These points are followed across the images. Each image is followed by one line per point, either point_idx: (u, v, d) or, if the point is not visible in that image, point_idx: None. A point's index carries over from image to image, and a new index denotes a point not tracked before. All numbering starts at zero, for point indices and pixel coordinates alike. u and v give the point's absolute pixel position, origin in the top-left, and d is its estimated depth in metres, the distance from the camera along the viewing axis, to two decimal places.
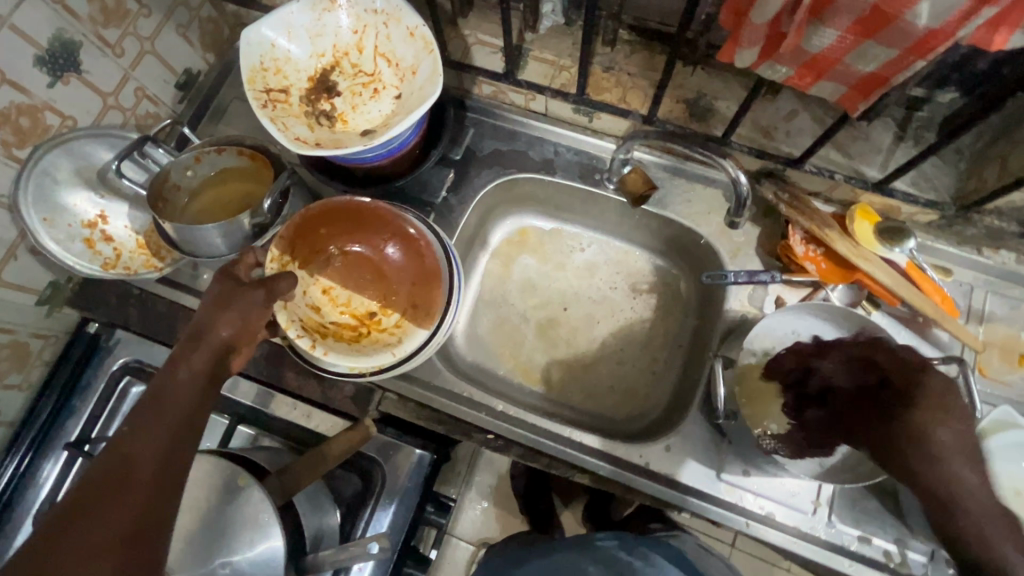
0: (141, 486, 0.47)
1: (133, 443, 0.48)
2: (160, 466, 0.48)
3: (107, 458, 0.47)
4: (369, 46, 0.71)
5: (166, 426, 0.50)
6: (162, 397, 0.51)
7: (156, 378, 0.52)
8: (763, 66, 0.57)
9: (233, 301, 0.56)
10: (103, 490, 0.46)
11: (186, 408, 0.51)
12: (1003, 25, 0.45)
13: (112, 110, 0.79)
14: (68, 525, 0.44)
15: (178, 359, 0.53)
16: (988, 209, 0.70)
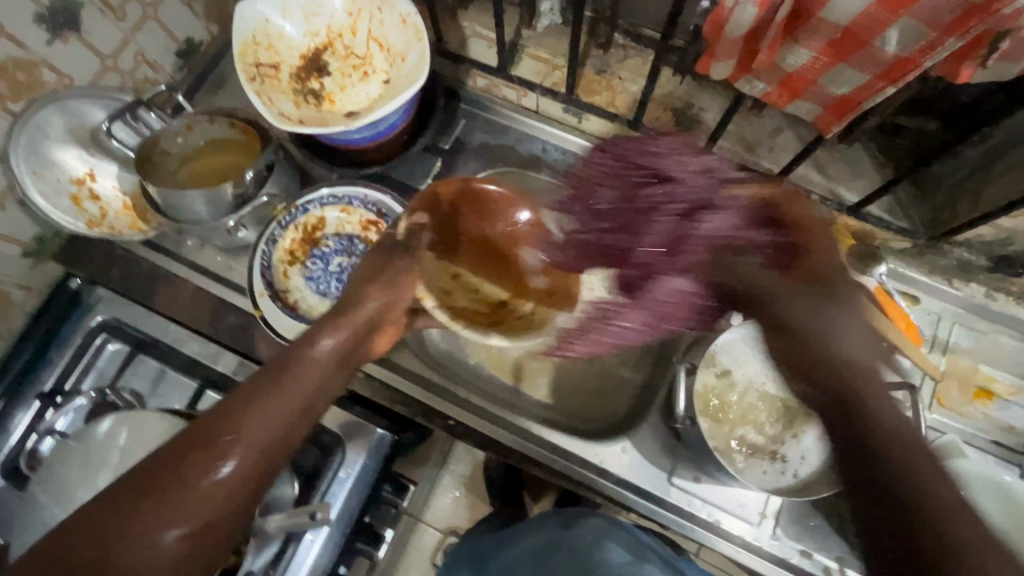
0: (254, 454, 0.52)
1: (253, 408, 0.54)
2: (271, 442, 0.54)
3: (224, 416, 0.53)
4: (363, 30, 0.72)
5: (287, 401, 0.56)
6: (295, 370, 0.58)
7: (294, 349, 0.60)
8: (741, 80, 0.58)
9: (389, 273, 0.69)
10: (212, 447, 0.51)
11: (318, 381, 0.59)
12: (967, 59, 0.47)
13: (110, 72, 0.81)
14: (203, 435, 0.52)
15: (312, 340, 0.61)
16: (958, 240, 0.71)
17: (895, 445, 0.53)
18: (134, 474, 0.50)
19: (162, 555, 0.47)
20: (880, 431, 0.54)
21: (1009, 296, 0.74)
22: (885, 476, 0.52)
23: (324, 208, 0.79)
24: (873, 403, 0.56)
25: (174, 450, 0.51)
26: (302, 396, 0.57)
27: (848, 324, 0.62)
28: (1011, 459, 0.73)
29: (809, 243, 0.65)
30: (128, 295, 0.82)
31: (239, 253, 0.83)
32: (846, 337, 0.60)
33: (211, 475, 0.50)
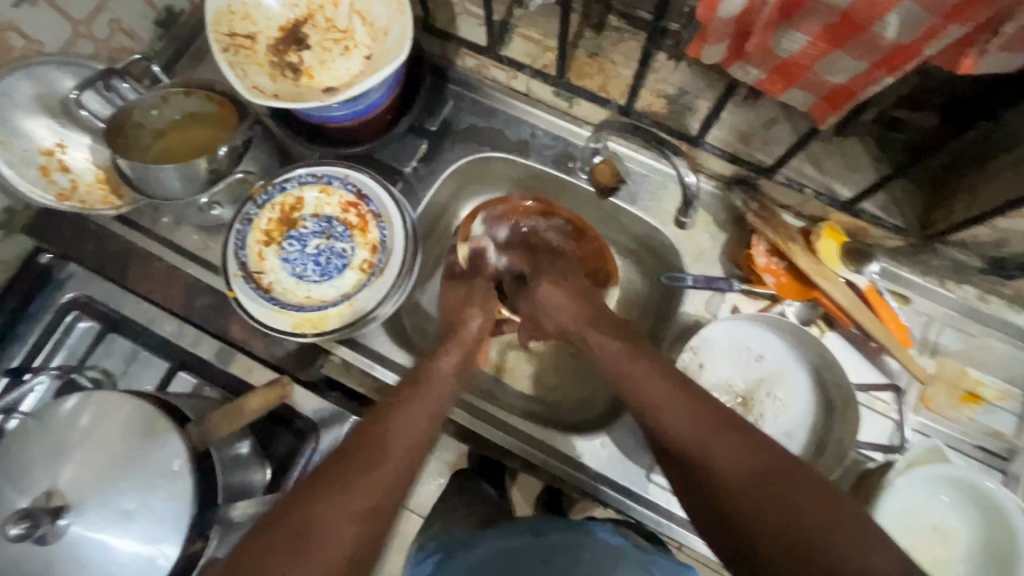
0: (404, 453, 0.59)
1: (398, 415, 0.62)
2: (413, 444, 0.60)
3: (381, 423, 0.61)
4: (345, 2, 0.69)
5: (425, 409, 0.63)
6: (425, 383, 0.66)
7: (423, 366, 0.68)
8: (734, 66, 0.55)
9: (474, 301, 0.77)
10: (375, 446, 0.58)
11: (436, 398, 0.65)
12: (971, 47, 0.44)
13: (82, 39, 0.78)
14: (351, 451, 0.57)
15: (436, 357, 0.70)
16: (953, 241, 0.69)
17: (763, 495, 0.49)
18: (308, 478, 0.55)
19: (341, 541, 0.51)
20: (739, 487, 0.51)
21: (1002, 299, 0.73)
22: (781, 531, 0.47)
23: (302, 188, 0.76)
24: (726, 459, 0.53)
25: (349, 449, 0.58)
26: (433, 405, 0.64)
27: (652, 384, 0.61)
28: (995, 465, 0.72)
29: (548, 267, 0.79)
30: (101, 271, 0.80)
31: (215, 231, 0.81)
32: (673, 404, 0.58)
33: (382, 468, 0.57)
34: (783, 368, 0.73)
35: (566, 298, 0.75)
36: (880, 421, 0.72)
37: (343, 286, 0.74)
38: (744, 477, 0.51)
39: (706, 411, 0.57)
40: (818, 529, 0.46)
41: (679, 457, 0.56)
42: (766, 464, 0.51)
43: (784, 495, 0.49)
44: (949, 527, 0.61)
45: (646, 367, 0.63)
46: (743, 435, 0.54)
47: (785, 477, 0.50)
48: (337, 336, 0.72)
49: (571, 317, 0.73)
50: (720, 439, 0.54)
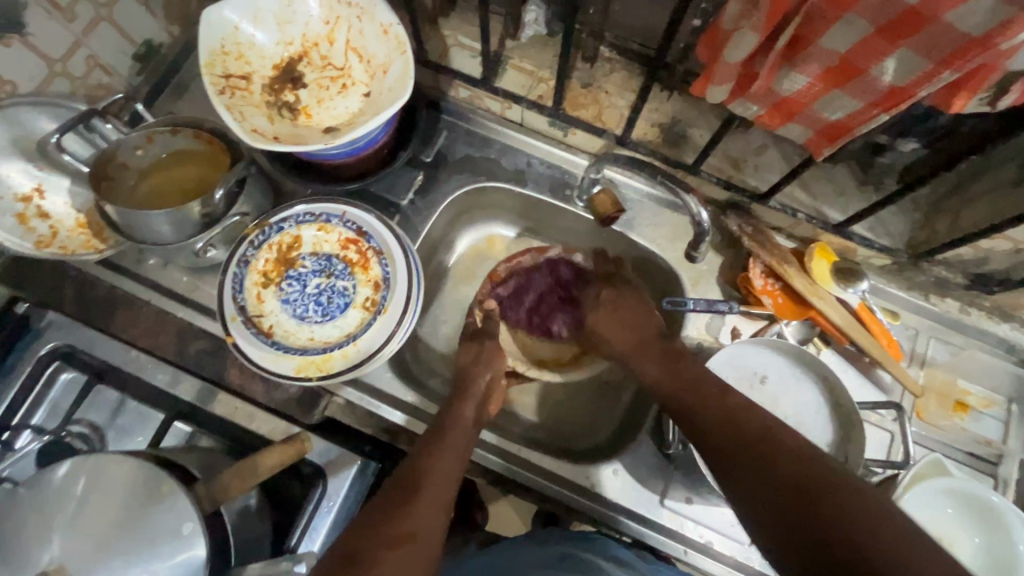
0: (436, 495, 0.61)
1: (428, 460, 0.64)
2: (447, 487, 0.62)
3: (415, 467, 0.63)
4: (341, 39, 0.68)
5: (453, 455, 0.65)
6: (449, 428, 0.67)
7: (443, 417, 0.69)
8: (736, 103, 0.57)
9: (484, 360, 0.75)
10: (408, 491, 0.60)
11: (467, 432, 0.68)
12: (963, 89, 0.47)
13: (58, 78, 0.74)
14: (396, 492, 0.60)
15: (461, 406, 0.70)
16: (937, 260, 0.72)
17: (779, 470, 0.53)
18: (360, 518, 0.58)
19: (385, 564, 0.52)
20: (786, 495, 0.51)
21: (982, 311, 0.77)
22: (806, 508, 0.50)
23: (300, 227, 0.75)
24: (772, 469, 0.53)
25: (384, 497, 0.60)
26: (465, 441, 0.66)
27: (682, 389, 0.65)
28: (985, 470, 0.76)
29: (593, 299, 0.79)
30: (85, 320, 0.76)
31: (205, 272, 0.78)
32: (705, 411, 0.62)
33: (414, 508, 0.58)
34: (788, 387, 0.74)
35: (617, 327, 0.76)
36: (878, 434, 0.75)
37: (346, 325, 0.73)
38: (787, 485, 0.52)
39: (741, 420, 0.59)
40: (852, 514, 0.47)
41: (723, 465, 0.58)
42: (798, 466, 0.52)
43: (821, 494, 0.49)
44: (952, 538, 0.64)
45: (689, 374, 0.66)
46: (776, 439, 0.56)
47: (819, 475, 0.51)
48: (343, 378, 0.70)
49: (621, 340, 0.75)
50: (761, 448, 0.55)
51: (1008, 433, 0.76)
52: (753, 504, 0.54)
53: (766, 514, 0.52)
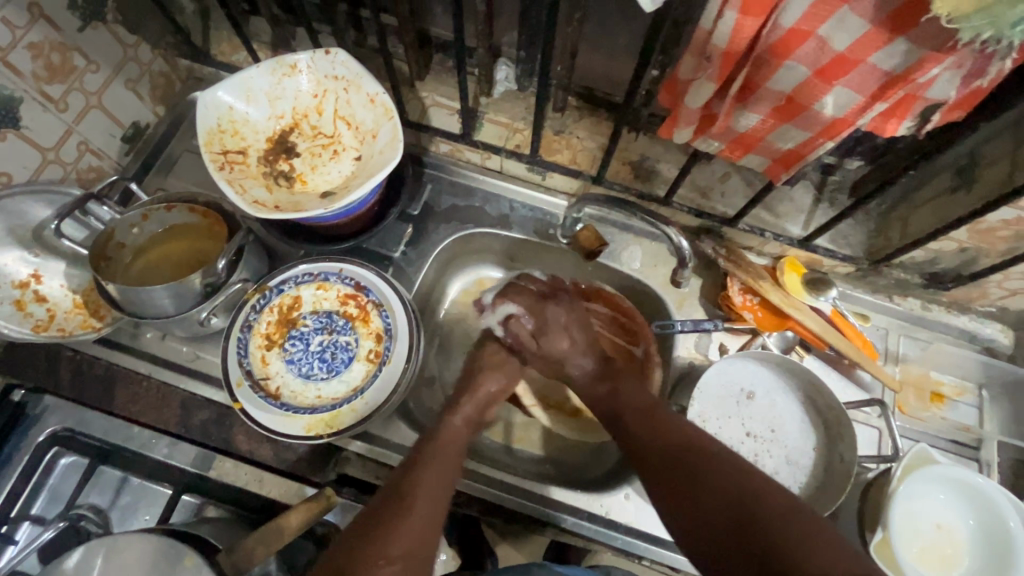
0: (432, 499, 0.60)
1: (414, 475, 0.61)
2: (434, 504, 0.59)
3: (408, 474, 0.62)
4: (329, 109, 0.73)
5: (441, 471, 0.62)
6: (432, 446, 0.65)
7: (427, 438, 0.67)
8: (699, 140, 0.64)
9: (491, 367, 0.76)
10: (402, 499, 0.59)
11: (462, 438, 0.68)
12: (893, 116, 0.53)
13: (51, 165, 0.77)
14: (386, 502, 0.59)
15: (446, 427, 0.69)
16: (895, 263, 0.79)
17: (732, 498, 0.52)
18: (351, 532, 0.57)
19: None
20: (724, 507, 0.51)
21: (941, 306, 0.83)
22: (745, 531, 0.49)
23: (299, 287, 0.77)
24: (710, 478, 0.54)
25: (376, 507, 0.59)
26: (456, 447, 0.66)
27: (639, 408, 0.66)
28: (968, 455, 0.80)
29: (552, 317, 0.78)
30: (84, 401, 0.75)
31: (204, 340, 0.78)
32: (655, 428, 0.62)
33: (407, 516, 0.57)
34: (773, 400, 0.79)
35: (570, 339, 0.76)
36: (867, 431, 0.79)
37: (353, 379, 0.75)
38: (728, 497, 0.52)
39: (677, 442, 0.60)
40: (786, 549, 0.46)
41: (664, 471, 0.58)
42: (737, 488, 0.52)
43: (757, 520, 0.49)
44: (950, 524, 0.67)
45: (631, 400, 0.68)
46: (716, 467, 0.55)
47: (756, 503, 0.50)
48: (352, 433, 0.70)
49: (576, 350, 0.76)
50: (699, 471, 0.55)
51: (983, 418, 0.82)
52: (692, 516, 0.53)
53: (707, 541, 0.52)
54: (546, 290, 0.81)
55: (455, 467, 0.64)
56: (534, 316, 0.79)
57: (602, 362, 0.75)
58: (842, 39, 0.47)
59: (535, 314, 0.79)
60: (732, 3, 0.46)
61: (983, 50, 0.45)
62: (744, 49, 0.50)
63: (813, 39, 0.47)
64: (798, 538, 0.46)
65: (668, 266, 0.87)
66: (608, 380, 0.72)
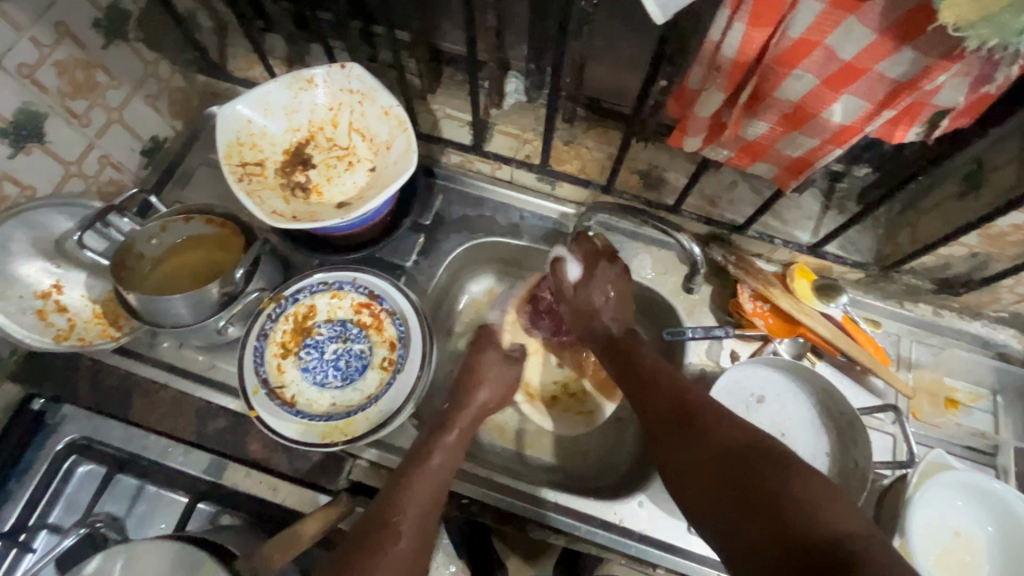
0: (415, 527, 0.62)
1: (396, 507, 0.63)
2: (413, 540, 0.61)
3: (391, 500, 0.63)
4: (344, 122, 0.75)
5: (421, 505, 0.63)
6: (414, 475, 0.65)
7: (411, 462, 0.67)
8: (709, 149, 0.65)
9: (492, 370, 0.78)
10: (384, 527, 0.61)
11: (450, 457, 0.68)
12: (901, 124, 0.54)
13: (73, 178, 0.78)
14: (371, 529, 0.62)
15: (436, 446, 0.68)
16: (905, 269, 0.79)
17: (737, 453, 0.58)
18: (337, 557, 0.61)
19: None
20: (724, 458, 0.58)
21: (952, 311, 0.83)
22: (741, 479, 0.56)
23: (314, 296, 0.78)
24: (711, 433, 0.61)
25: (359, 532, 0.62)
26: (442, 464, 0.67)
27: (656, 370, 0.73)
28: (984, 461, 0.79)
29: (601, 273, 0.81)
30: (102, 411, 0.76)
31: (219, 350, 0.79)
32: (664, 391, 0.69)
33: (390, 547, 0.60)
34: (783, 405, 0.79)
35: (607, 296, 0.82)
36: (881, 438, 0.79)
37: (366, 387, 0.75)
38: (726, 450, 0.59)
39: (681, 401, 0.67)
40: (780, 492, 0.52)
41: (666, 432, 0.65)
42: (738, 443, 0.59)
43: (757, 465, 0.56)
44: (968, 532, 0.67)
45: (644, 366, 0.74)
46: (715, 429, 0.62)
47: (754, 451, 0.58)
48: (366, 441, 0.71)
49: (608, 310, 0.82)
50: (699, 427, 0.63)
51: (999, 424, 0.81)
52: (691, 469, 0.60)
53: (697, 490, 0.59)
54: (601, 249, 0.83)
55: (439, 492, 0.65)
56: (586, 267, 0.83)
57: (627, 328, 0.81)
58: (849, 48, 0.48)
59: (587, 265, 0.82)
60: (741, 15, 0.48)
61: (990, 57, 0.46)
62: (753, 59, 0.51)
63: (821, 49, 0.49)
64: (793, 482, 0.53)
65: (678, 273, 0.87)
66: (635, 342, 0.79)
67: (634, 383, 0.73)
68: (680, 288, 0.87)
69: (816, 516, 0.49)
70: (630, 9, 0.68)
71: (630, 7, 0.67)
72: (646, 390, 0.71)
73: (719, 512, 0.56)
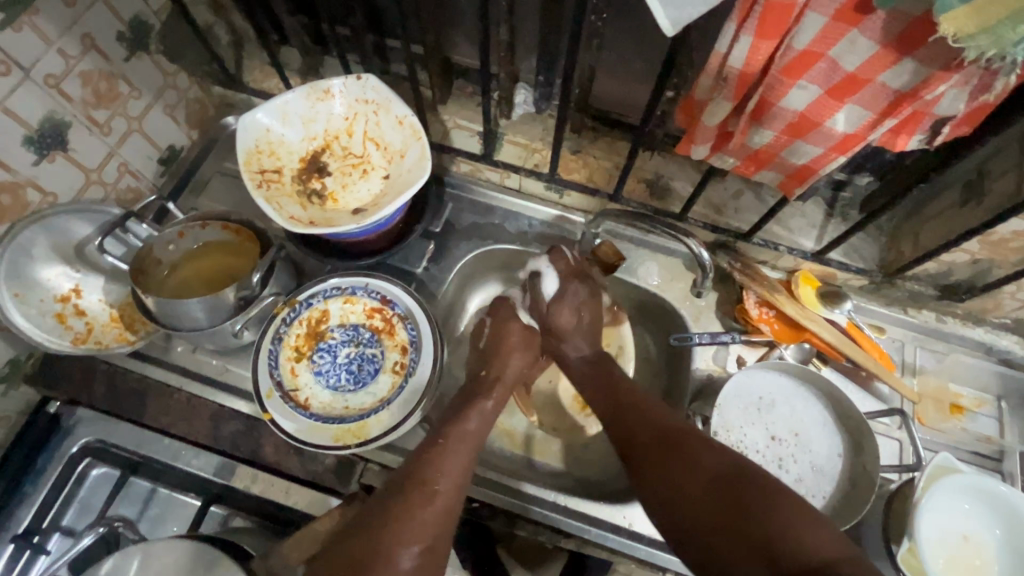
0: (447, 489, 0.62)
1: (433, 466, 0.64)
2: (451, 499, 0.62)
3: (424, 461, 0.64)
4: (359, 131, 0.77)
5: (459, 462, 0.65)
6: (451, 436, 0.67)
7: (446, 426, 0.69)
8: (715, 157, 0.66)
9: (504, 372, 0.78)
10: (413, 487, 0.61)
11: (483, 427, 0.70)
12: (902, 132, 0.56)
13: (93, 186, 0.80)
14: (401, 490, 0.61)
15: (470, 413, 0.71)
16: (909, 275, 0.81)
17: (721, 480, 0.58)
18: (365, 518, 0.60)
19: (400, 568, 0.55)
20: (707, 484, 0.59)
21: (956, 318, 0.84)
22: (726, 505, 0.56)
23: (327, 301, 0.80)
24: (692, 459, 0.62)
25: (389, 493, 0.62)
26: (475, 431, 0.69)
27: (637, 398, 0.73)
28: (990, 466, 0.80)
29: (572, 291, 0.84)
30: (117, 414, 0.77)
31: (233, 353, 0.80)
32: (643, 416, 0.70)
33: (420, 508, 0.60)
34: (794, 407, 0.80)
35: (579, 313, 0.84)
36: (888, 443, 0.80)
37: (379, 391, 0.76)
38: (709, 474, 0.59)
39: (665, 426, 0.67)
40: (765, 520, 0.53)
41: (648, 456, 0.65)
42: (721, 469, 0.60)
43: (741, 492, 0.56)
44: (976, 536, 0.67)
45: (623, 391, 0.75)
46: (698, 454, 0.62)
47: (738, 477, 0.58)
48: (379, 443, 0.72)
49: (579, 332, 0.84)
50: (681, 452, 0.63)
51: (1004, 428, 0.82)
52: (671, 494, 0.60)
53: (678, 515, 0.59)
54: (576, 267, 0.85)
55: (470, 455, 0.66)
56: (563, 283, 0.85)
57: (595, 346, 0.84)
58: (852, 60, 0.50)
59: (562, 283, 0.85)
60: (747, 28, 0.49)
61: (988, 68, 0.48)
62: (759, 70, 0.53)
63: (824, 61, 0.51)
64: (774, 511, 0.53)
65: (685, 280, 0.89)
66: (607, 363, 0.81)
67: (614, 406, 0.74)
68: (687, 294, 0.88)
69: (800, 545, 0.50)
70: (639, 24, 0.70)
71: (638, 20, 0.69)
72: (627, 414, 0.71)
73: (700, 537, 0.56)
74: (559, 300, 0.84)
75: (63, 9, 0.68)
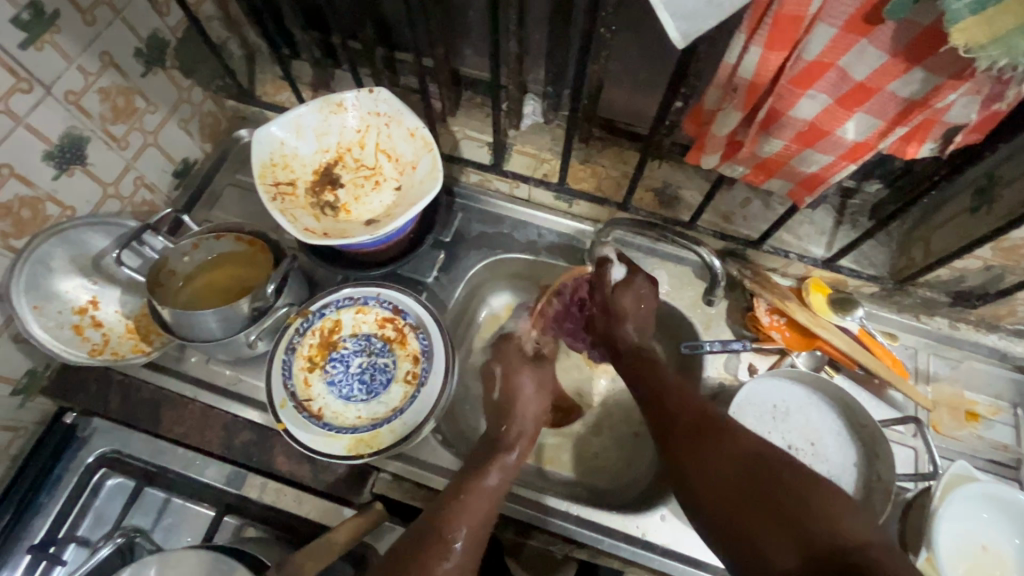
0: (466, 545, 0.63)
1: (453, 521, 0.64)
2: (465, 561, 0.62)
3: (445, 513, 0.64)
4: (371, 143, 0.78)
5: (480, 513, 0.65)
6: (472, 490, 0.67)
7: (467, 479, 0.68)
8: (725, 166, 0.67)
9: None
10: (431, 541, 0.62)
11: (508, 477, 0.70)
12: (912, 140, 0.56)
13: (110, 200, 0.81)
14: (421, 542, 0.62)
15: (492, 467, 0.70)
16: (920, 282, 0.80)
17: (754, 466, 0.60)
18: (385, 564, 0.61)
19: None
20: (742, 471, 0.60)
21: (969, 324, 0.84)
22: (761, 491, 0.58)
23: (340, 311, 0.80)
24: (724, 447, 0.63)
25: (407, 541, 0.63)
26: (499, 485, 0.68)
27: (664, 381, 0.73)
28: (1008, 475, 0.79)
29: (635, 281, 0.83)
30: (131, 425, 0.78)
31: (246, 365, 0.80)
32: (671, 398, 0.70)
33: (438, 563, 0.60)
34: (807, 416, 0.79)
35: (641, 304, 0.83)
36: (903, 451, 0.79)
37: (391, 400, 0.77)
38: (744, 458, 0.61)
39: (700, 408, 0.68)
40: (802, 506, 0.55)
41: (681, 438, 0.66)
42: (756, 456, 0.61)
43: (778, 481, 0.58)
44: (996, 545, 0.66)
45: (654, 375, 0.75)
46: (732, 439, 0.63)
47: (774, 467, 0.59)
48: (391, 453, 0.72)
49: (637, 318, 0.82)
50: (713, 438, 0.64)
51: (1020, 436, 0.81)
52: (708, 479, 0.62)
53: (713, 500, 0.60)
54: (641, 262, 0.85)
55: (489, 514, 0.66)
56: (630, 271, 0.84)
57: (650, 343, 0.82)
58: (862, 69, 0.50)
59: (630, 271, 0.84)
60: (757, 39, 0.50)
61: (999, 77, 0.48)
62: (768, 81, 0.53)
63: (834, 70, 0.51)
64: (809, 501, 0.56)
65: (695, 287, 0.89)
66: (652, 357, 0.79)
67: (646, 390, 0.74)
68: (698, 302, 0.88)
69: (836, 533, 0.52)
70: (647, 35, 0.70)
71: (647, 31, 0.70)
72: (658, 397, 0.71)
73: (736, 524, 0.58)
74: (625, 286, 0.83)
75: (83, 27, 0.70)
